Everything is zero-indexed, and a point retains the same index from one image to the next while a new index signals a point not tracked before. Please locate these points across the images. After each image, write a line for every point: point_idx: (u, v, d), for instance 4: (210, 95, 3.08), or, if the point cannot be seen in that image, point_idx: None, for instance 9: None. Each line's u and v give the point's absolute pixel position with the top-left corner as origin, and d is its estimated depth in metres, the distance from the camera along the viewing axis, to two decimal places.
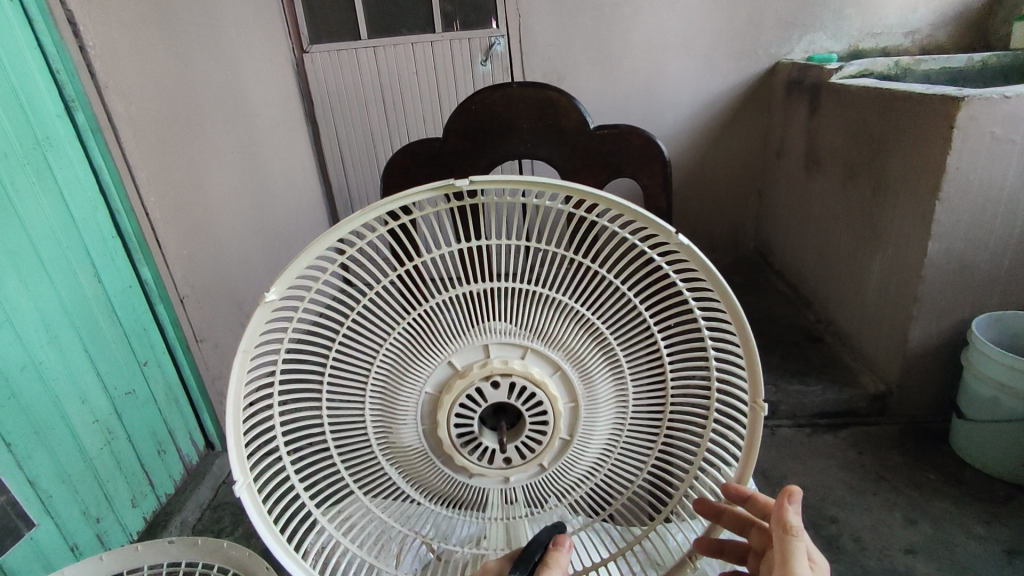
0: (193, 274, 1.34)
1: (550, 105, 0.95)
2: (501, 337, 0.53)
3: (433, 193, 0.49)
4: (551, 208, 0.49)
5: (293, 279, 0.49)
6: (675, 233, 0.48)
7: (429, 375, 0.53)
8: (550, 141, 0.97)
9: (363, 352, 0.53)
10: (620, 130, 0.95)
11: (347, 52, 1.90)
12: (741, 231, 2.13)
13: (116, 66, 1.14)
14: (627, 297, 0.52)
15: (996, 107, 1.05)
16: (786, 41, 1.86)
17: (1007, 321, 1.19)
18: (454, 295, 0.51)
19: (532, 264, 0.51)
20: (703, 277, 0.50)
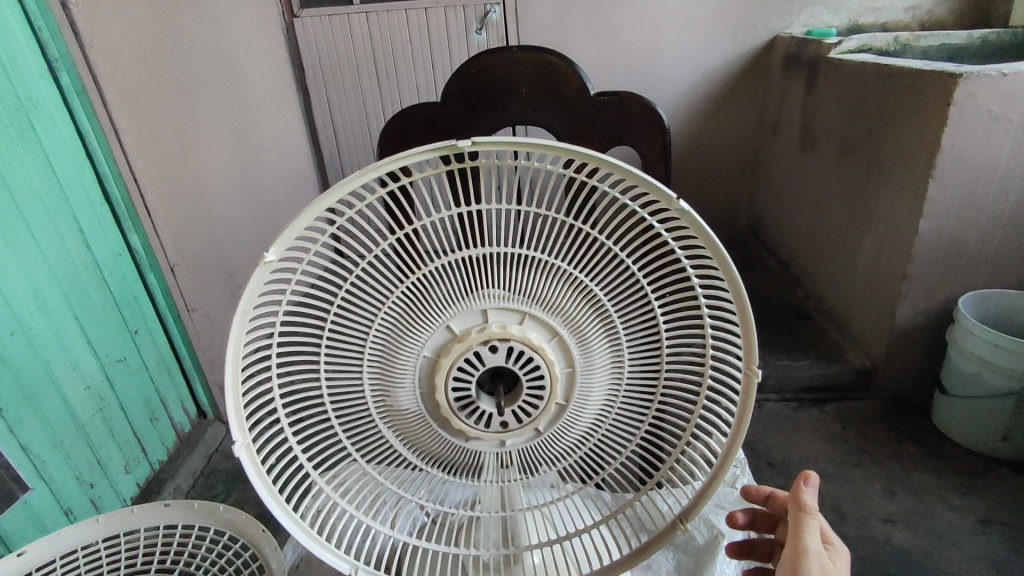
0: (184, 243, 1.33)
1: (550, 69, 0.93)
2: (498, 304, 0.53)
3: (433, 154, 0.48)
4: (551, 172, 0.49)
5: (291, 239, 0.49)
6: (675, 199, 0.48)
7: (427, 341, 0.54)
8: (550, 108, 0.95)
9: (360, 315, 0.53)
10: (622, 99, 0.94)
11: (339, 17, 1.85)
12: (735, 208, 2.13)
13: (100, 25, 1.11)
14: (626, 264, 0.52)
15: (993, 84, 1.05)
16: (786, 15, 1.84)
17: (993, 299, 1.21)
18: (452, 259, 0.51)
19: (532, 230, 0.51)
20: (702, 244, 0.51)
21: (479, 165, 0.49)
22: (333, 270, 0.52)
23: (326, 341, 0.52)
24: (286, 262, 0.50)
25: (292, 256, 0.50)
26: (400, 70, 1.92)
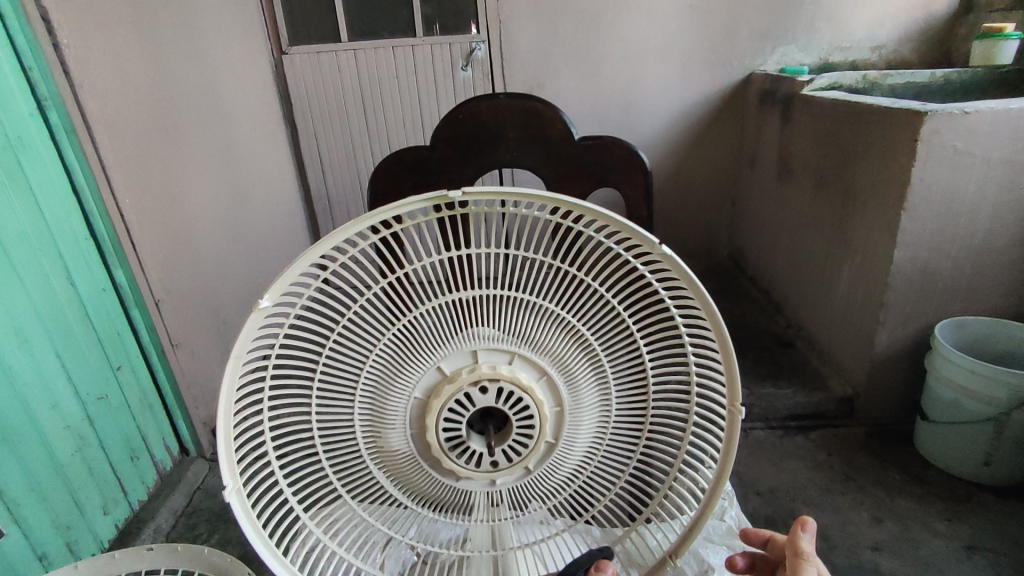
0: (169, 278, 1.32)
1: (535, 115, 0.96)
2: (489, 346, 0.54)
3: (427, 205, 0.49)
4: (539, 219, 0.50)
5: (286, 286, 0.50)
6: (658, 243, 0.50)
7: (419, 383, 0.54)
8: (536, 151, 0.98)
9: (353, 358, 0.53)
10: (607, 143, 0.97)
11: (327, 55, 1.89)
12: (716, 238, 2.18)
13: (90, 65, 1.13)
14: (612, 304, 0.53)
15: (956, 121, 1.10)
16: (760, 53, 1.91)
17: (968, 327, 1.24)
18: (442, 301, 0.52)
19: (520, 272, 0.52)
20: (685, 287, 0.52)
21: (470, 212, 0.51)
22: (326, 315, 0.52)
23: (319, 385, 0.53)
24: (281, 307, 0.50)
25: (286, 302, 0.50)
26: (387, 105, 1.95)
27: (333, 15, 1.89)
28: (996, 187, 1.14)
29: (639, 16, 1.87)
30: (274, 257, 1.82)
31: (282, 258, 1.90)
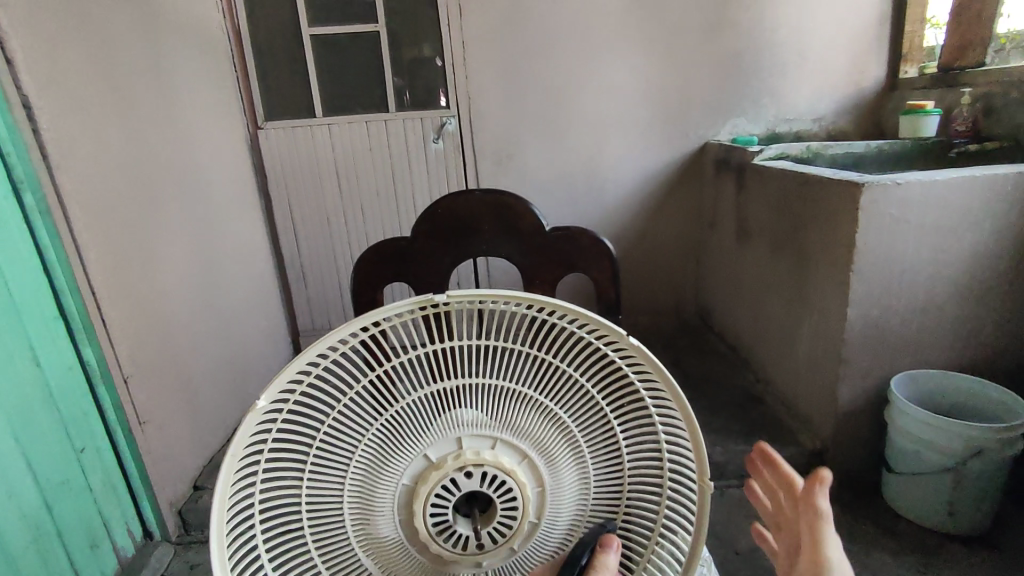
0: (139, 353, 1.30)
1: (509, 208, 1.02)
2: (473, 431, 0.58)
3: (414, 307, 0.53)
4: (516, 314, 0.55)
5: (279, 389, 0.51)
6: (625, 335, 0.54)
7: (407, 469, 0.57)
8: (509, 241, 1.03)
9: (342, 450, 0.56)
10: (579, 233, 1.01)
11: (301, 129, 1.97)
12: (682, 295, 2.25)
13: (70, 148, 1.15)
14: (585, 388, 0.58)
15: (891, 191, 1.19)
16: (712, 124, 2.05)
17: (920, 379, 1.31)
18: (426, 392, 0.56)
19: (499, 362, 0.57)
20: (655, 376, 0.55)
21: (452, 310, 0.54)
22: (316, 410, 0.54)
23: (308, 480, 0.54)
24: (272, 408, 0.51)
25: (278, 403, 0.51)
26: (360, 176, 2.03)
27: (308, 92, 1.97)
28: (934, 249, 1.24)
29: (600, 92, 1.99)
30: (245, 325, 1.82)
31: (254, 325, 1.90)
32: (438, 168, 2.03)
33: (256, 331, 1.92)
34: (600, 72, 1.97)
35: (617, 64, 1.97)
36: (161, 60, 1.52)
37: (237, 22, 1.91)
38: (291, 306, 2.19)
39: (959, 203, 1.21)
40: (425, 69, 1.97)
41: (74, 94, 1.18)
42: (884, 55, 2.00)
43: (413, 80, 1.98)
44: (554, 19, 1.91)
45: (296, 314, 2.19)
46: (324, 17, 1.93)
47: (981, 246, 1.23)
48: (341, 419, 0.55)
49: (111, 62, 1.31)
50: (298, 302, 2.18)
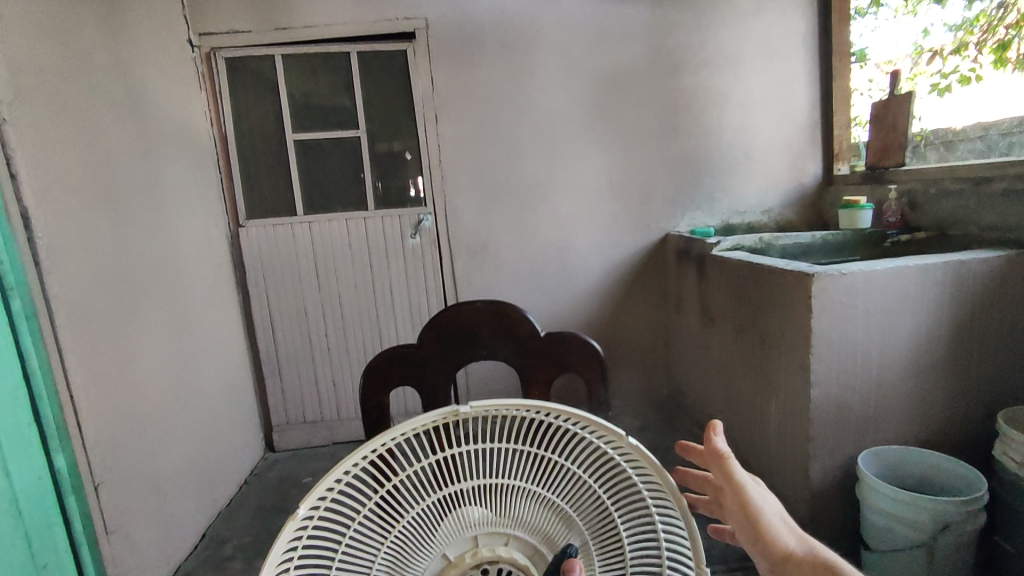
0: (112, 458, 1.27)
1: (509, 318, 0.95)
2: (479, 521, 0.66)
3: (438, 417, 0.60)
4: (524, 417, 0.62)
5: (313, 499, 0.54)
6: (625, 436, 0.60)
7: (424, 559, 0.64)
8: (496, 343, 0.95)
9: (364, 547, 0.61)
10: (585, 346, 0.93)
11: (282, 227, 2.05)
12: (654, 378, 2.32)
13: (61, 255, 1.18)
14: (585, 484, 0.65)
15: (837, 280, 1.31)
16: (672, 217, 2.21)
17: (884, 455, 1.37)
18: (444, 493, 0.65)
19: (506, 463, 0.66)
20: (648, 467, 0.60)
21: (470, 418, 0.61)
22: (341, 512, 0.59)
23: None
24: (304, 519, 0.54)
25: (310, 513, 0.54)
26: (339, 270, 2.09)
27: (290, 192, 2.07)
28: (882, 331, 1.34)
29: (567, 189, 2.14)
30: (217, 422, 1.79)
31: (228, 421, 1.88)
32: (415, 262, 2.12)
33: (229, 427, 1.88)
34: (566, 171, 2.13)
35: (582, 164, 2.13)
36: (153, 167, 1.60)
37: (224, 129, 2.01)
38: (265, 400, 2.17)
39: (899, 288, 1.32)
40: (403, 170, 2.10)
41: (70, 204, 1.23)
42: (818, 155, 2.22)
43: (391, 180, 2.10)
44: (523, 126, 2.09)
45: (270, 407, 2.16)
46: (307, 124, 2.05)
47: (923, 327, 1.35)
48: (363, 519, 0.61)
49: (107, 173, 1.37)
50: (272, 396, 2.16)
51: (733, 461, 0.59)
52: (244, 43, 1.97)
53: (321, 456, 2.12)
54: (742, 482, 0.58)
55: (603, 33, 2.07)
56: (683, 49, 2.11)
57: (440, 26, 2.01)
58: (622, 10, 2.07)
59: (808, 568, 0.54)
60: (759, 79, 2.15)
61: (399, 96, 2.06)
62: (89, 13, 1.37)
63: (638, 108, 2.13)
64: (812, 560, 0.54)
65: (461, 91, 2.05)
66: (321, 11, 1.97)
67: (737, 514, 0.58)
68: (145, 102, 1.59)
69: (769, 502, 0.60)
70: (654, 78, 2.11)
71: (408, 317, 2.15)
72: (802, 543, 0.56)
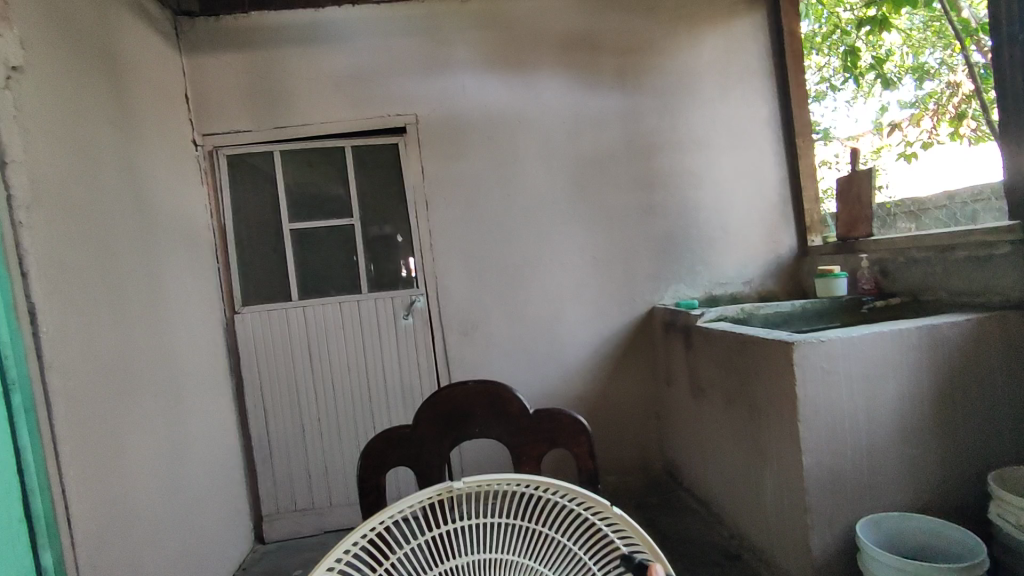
0: (99, 555, 1.24)
1: (501, 398, 0.97)
2: None
3: (433, 492, 0.66)
4: (512, 491, 0.69)
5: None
6: (609, 505, 0.65)
7: None
8: (496, 422, 0.97)
9: None
10: (577, 424, 0.95)
11: (276, 311, 2.10)
12: (650, 452, 2.30)
13: (64, 348, 1.21)
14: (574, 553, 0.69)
15: (818, 347, 1.35)
16: (657, 290, 2.28)
17: (883, 523, 1.34)
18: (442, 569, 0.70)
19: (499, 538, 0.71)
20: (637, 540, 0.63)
21: (462, 492, 0.68)
22: None
23: None
24: None
25: None
26: (332, 352, 2.12)
27: (285, 278, 2.13)
28: (865, 396, 1.37)
29: (554, 267, 2.22)
30: (206, 512, 1.75)
31: (217, 511, 1.83)
32: (408, 342, 2.15)
33: (217, 517, 1.84)
34: (552, 250, 2.22)
35: (566, 243, 2.23)
36: (154, 259, 1.66)
37: (223, 220, 2.10)
38: (255, 489, 2.13)
39: (878, 353, 1.37)
40: (394, 253, 2.17)
41: (76, 297, 1.27)
42: (791, 228, 2.34)
43: (383, 263, 2.17)
44: (509, 208, 2.20)
45: (260, 495, 2.12)
46: (303, 213, 2.15)
47: (903, 391, 1.38)
48: None
49: (110, 266, 1.43)
50: (263, 483, 2.12)
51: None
52: (244, 140, 2.10)
53: (312, 546, 2.05)
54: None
55: (580, 123, 2.23)
56: (656, 135, 2.27)
57: (429, 122, 2.16)
58: (598, 102, 2.24)
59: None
60: (729, 159, 2.30)
61: (391, 185, 2.18)
62: (103, 119, 1.48)
63: (618, 190, 2.25)
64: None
65: (450, 179, 2.17)
66: (319, 110, 2.12)
67: None
68: (150, 198, 1.67)
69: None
70: (631, 161, 2.26)
71: (401, 398, 2.16)
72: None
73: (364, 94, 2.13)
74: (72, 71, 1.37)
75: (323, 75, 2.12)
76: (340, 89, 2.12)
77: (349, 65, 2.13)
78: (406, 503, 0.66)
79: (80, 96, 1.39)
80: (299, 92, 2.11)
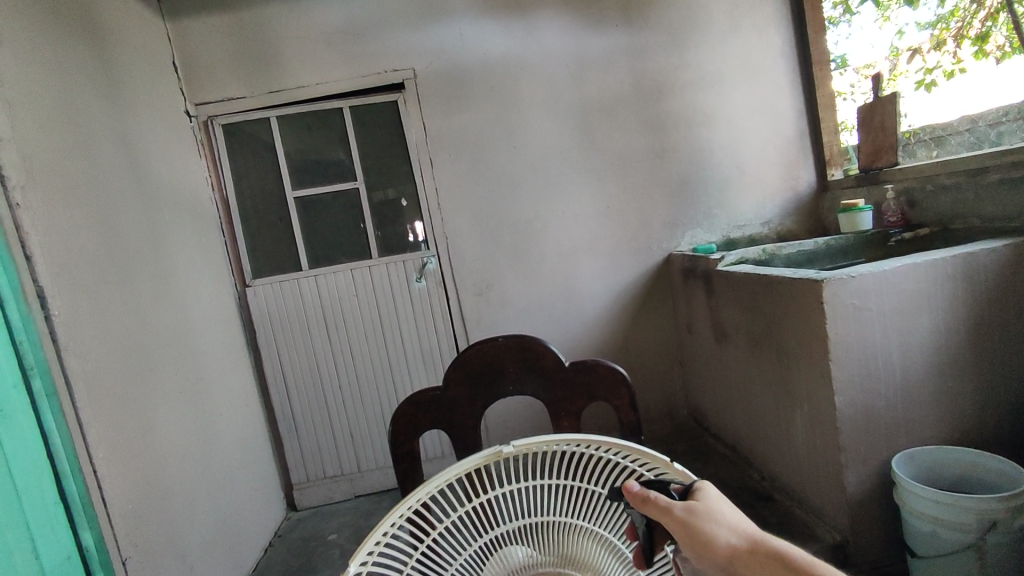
0: (138, 532, 1.25)
1: (535, 353, 0.94)
2: (524, 560, 0.68)
3: (481, 458, 0.61)
4: (560, 452, 0.65)
5: (364, 553, 0.54)
6: (670, 462, 0.60)
7: None
8: (533, 379, 0.94)
9: None
10: (616, 374, 0.92)
11: (288, 283, 2.07)
12: (674, 399, 2.29)
13: (78, 332, 1.19)
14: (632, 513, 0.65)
15: (848, 284, 1.30)
16: (673, 237, 2.22)
17: (919, 458, 1.32)
18: (492, 534, 0.67)
19: (551, 500, 0.67)
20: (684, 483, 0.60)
21: (511, 454, 0.63)
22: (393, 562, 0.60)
23: None
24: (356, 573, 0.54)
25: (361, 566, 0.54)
26: (348, 320, 2.10)
27: (294, 248, 2.10)
28: (899, 330, 1.33)
29: (565, 220, 2.16)
30: (238, 484, 1.77)
31: (248, 482, 1.86)
32: (423, 305, 2.12)
33: (249, 488, 1.86)
34: (564, 201, 2.16)
35: (578, 194, 2.16)
36: (159, 234, 1.62)
37: (225, 192, 2.06)
38: (284, 459, 2.15)
39: (911, 286, 1.32)
40: (402, 216, 2.13)
41: (84, 279, 1.25)
42: (811, 163, 2.25)
43: (392, 227, 2.13)
44: (516, 161, 2.13)
45: (290, 465, 2.14)
46: (306, 180, 2.09)
47: (939, 322, 1.34)
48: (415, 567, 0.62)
49: (118, 245, 1.41)
50: (291, 452, 2.14)
51: (652, 494, 0.51)
52: (239, 107, 2.03)
53: (345, 511, 2.08)
54: (668, 506, 0.49)
55: (585, 66, 2.13)
56: (665, 74, 2.17)
57: (428, 76, 2.07)
58: (602, 43, 2.13)
59: (753, 564, 0.44)
60: (743, 95, 2.20)
61: (394, 145, 2.11)
62: (92, 92, 1.42)
63: (627, 135, 2.17)
64: (753, 550, 0.45)
65: (454, 134, 2.09)
66: (312, 71, 2.03)
67: (687, 540, 0.48)
68: (149, 173, 1.63)
69: (711, 508, 0.49)
70: (640, 104, 2.16)
71: (421, 361, 2.15)
72: (744, 531, 0.47)
73: (358, 50, 2.04)
74: (53, 42, 1.30)
75: (314, 32, 2.02)
76: (333, 47, 2.03)
77: (339, 20, 2.03)
78: (455, 470, 0.60)
79: (63, 67, 1.33)
80: (291, 53, 2.03)
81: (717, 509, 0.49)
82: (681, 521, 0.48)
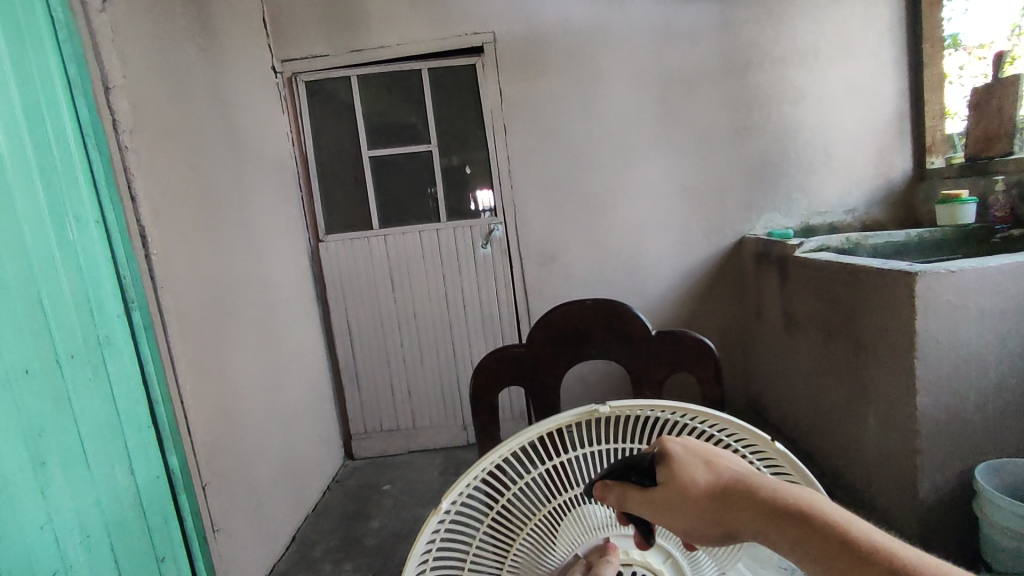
0: (216, 462, 1.34)
1: (622, 319, 0.93)
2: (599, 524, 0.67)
3: (575, 416, 0.57)
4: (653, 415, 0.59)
5: (453, 497, 0.54)
6: (772, 441, 0.55)
7: (551, 551, 0.67)
8: (617, 345, 0.94)
9: (499, 535, 0.63)
10: (704, 346, 0.91)
11: (358, 240, 2.13)
12: (734, 387, 2.24)
13: (172, 272, 1.27)
14: None
15: (944, 279, 1.22)
16: (748, 220, 2.13)
17: (1007, 468, 1.23)
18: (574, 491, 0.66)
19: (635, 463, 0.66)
20: (784, 464, 0.56)
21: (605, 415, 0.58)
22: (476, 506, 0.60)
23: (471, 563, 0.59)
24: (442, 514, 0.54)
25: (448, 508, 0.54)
26: (413, 281, 2.14)
27: (366, 208, 2.15)
28: (997, 333, 1.24)
29: (636, 196, 2.12)
30: (303, 428, 1.87)
31: (311, 427, 1.95)
32: (487, 271, 2.14)
33: (312, 433, 1.95)
34: (636, 176, 2.11)
35: (651, 170, 2.10)
36: (243, 186, 1.69)
37: (304, 147, 2.12)
38: (344, 409, 2.24)
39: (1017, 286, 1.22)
40: (471, 183, 2.13)
41: (179, 223, 1.33)
42: (908, 149, 2.09)
43: (462, 192, 2.14)
44: (591, 132, 2.08)
45: (349, 415, 2.24)
46: (381, 141, 2.13)
47: None
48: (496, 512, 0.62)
49: (209, 194, 1.48)
50: (352, 404, 2.23)
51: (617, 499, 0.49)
52: (322, 66, 2.07)
53: (399, 464, 2.16)
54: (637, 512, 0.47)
55: (670, 36, 2.04)
56: (755, 47, 2.05)
57: (508, 40, 2.04)
58: (690, 12, 2.03)
59: (747, 529, 0.42)
60: (839, 72, 2.06)
61: (469, 110, 2.11)
62: (191, 46, 1.48)
63: (709, 111, 2.08)
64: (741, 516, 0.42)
65: (530, 101, 2.07)
66: (393, 31, 2.04)
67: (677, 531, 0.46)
68: (238, 127, 1.70)
69: (679, 487, 0.46)
70: (725, 78, 2.06)
71: (481, 326, 2.18)
72: (719, 483, 0.45)
73: (440, 12, 2.03)
74: None
75: None
76: (415, 8, 2.03)
77: None
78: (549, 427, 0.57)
79: (169, 21, 1.39)
80: (374, 13, 2.04)
81: (683, 483, 0.46)
82: (658, 519, 0.46)
